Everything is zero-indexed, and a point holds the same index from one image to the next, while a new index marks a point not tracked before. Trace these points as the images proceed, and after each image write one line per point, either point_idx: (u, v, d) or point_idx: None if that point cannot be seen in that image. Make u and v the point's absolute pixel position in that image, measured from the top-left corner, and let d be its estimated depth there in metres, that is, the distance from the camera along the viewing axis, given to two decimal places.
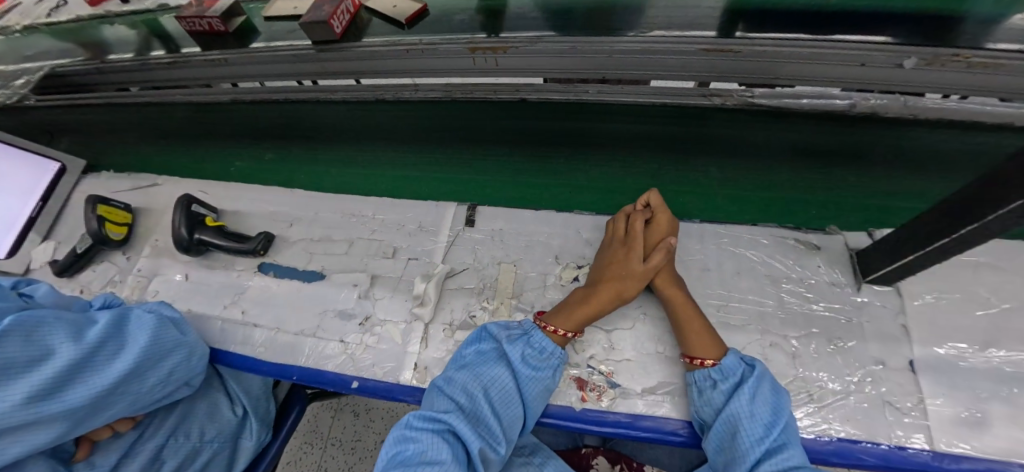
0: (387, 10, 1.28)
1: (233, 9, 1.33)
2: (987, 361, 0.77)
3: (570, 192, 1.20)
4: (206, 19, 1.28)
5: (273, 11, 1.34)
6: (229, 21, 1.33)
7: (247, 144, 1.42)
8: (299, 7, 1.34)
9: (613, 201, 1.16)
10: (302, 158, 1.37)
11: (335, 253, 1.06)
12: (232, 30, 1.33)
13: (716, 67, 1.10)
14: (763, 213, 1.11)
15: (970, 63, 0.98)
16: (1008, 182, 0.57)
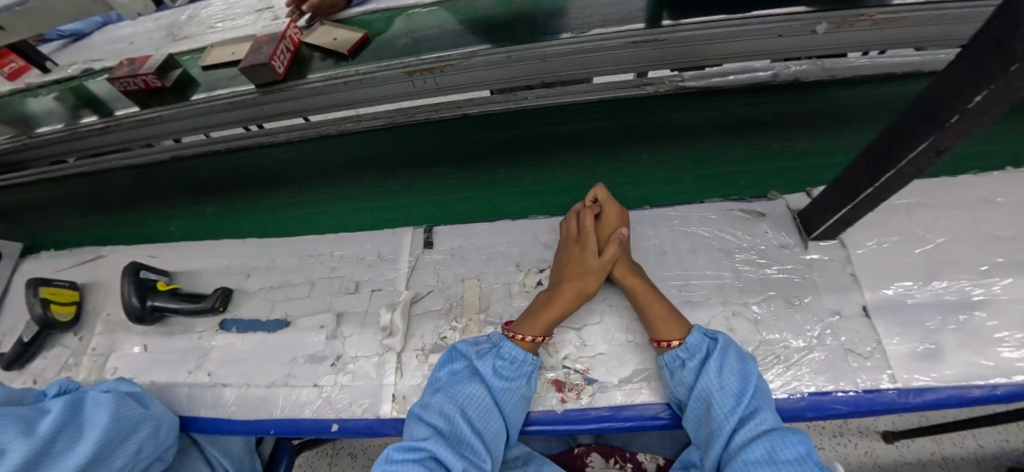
0: (328, 43, 1.22)
1: (168, 62, 1.18)
2: (931, 294, 0.81)
3: (516, 197, 1.24)
4: (140, 76, 1.12)
5: (210, 59, 1.24)
6: (165, 75, 1.18)
7: (198, 197, 1.39)
8: (236, 51, 1.25)
9: (558, 202, 1.21)
10: (252, 206, 1.35)
11: (296, 297, 1.01)
12: (170, 85, 1.18)
13: (644, 57, 1.11)
14: (697, 192, 1.18)
15: (876, 20, 1.03)
16: (913, 128, 0.60)
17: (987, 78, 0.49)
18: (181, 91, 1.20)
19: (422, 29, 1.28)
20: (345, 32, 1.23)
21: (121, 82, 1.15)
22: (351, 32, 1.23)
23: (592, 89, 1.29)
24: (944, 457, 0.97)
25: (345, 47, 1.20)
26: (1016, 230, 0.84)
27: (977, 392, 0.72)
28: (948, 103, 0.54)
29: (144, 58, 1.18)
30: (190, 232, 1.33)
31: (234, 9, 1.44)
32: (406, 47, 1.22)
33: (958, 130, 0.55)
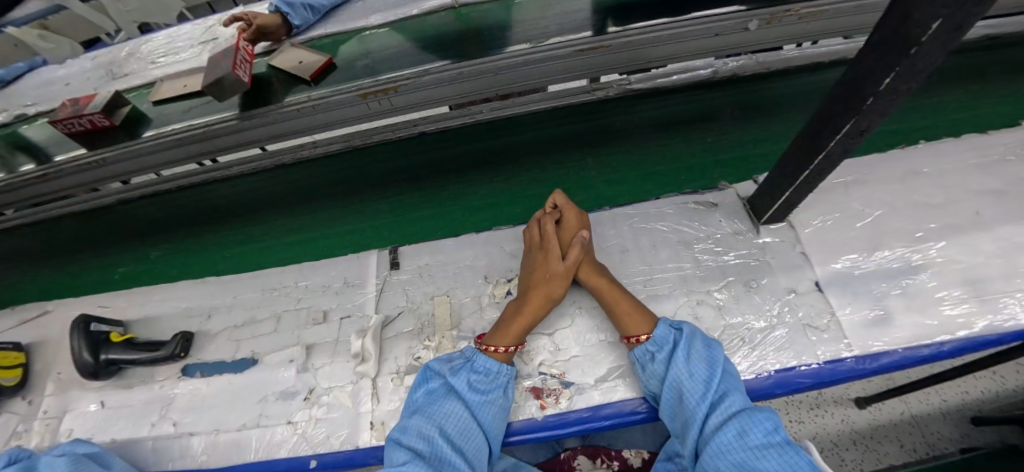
0: (293, 68, 1.17)
1: (115, 100, 1.14)
2: (876, 264, 0.86)
3: (466, 213, 1.26)
4: (87, 116, 1.07)
5: (161, 94, 1.21)
6: (113, 113, 1.13)
7: (150, 239, 1.34)
8: (190, 84, 1.22)
9: (510, 211, 1.24)
10: (210, 243, 1.31)
11: (262, 333, 0.98)
12: (119, 123, 1.14)
13: (590, 65, 1.14)
14: (638, 190, 1.24)
15: (801, 14, 1.10)
16: (834, 111, 0.64)
17: (892, 61, 0.53)
18: (132, 129, 1.15)
19: (378, 50, 1.28)
20: (310, 57, 1.19)
21: (66, 123, 1.10)
22: (316, 55, 1.19)
23: (544, 98, 1.33)
24: (913, 416, 1.02)
25: (307, 72, 1.16)
26: (943, 197, 0.91)
27: (926, 351, 0.77)
28: (862, 87, 0.58)
29: (88, 97, 1.13)
30: (143, 273, 1.29)
31: (176, 43, 1.40)
32: (367, 69, 1.22)
33: (874, 110, 0.60)
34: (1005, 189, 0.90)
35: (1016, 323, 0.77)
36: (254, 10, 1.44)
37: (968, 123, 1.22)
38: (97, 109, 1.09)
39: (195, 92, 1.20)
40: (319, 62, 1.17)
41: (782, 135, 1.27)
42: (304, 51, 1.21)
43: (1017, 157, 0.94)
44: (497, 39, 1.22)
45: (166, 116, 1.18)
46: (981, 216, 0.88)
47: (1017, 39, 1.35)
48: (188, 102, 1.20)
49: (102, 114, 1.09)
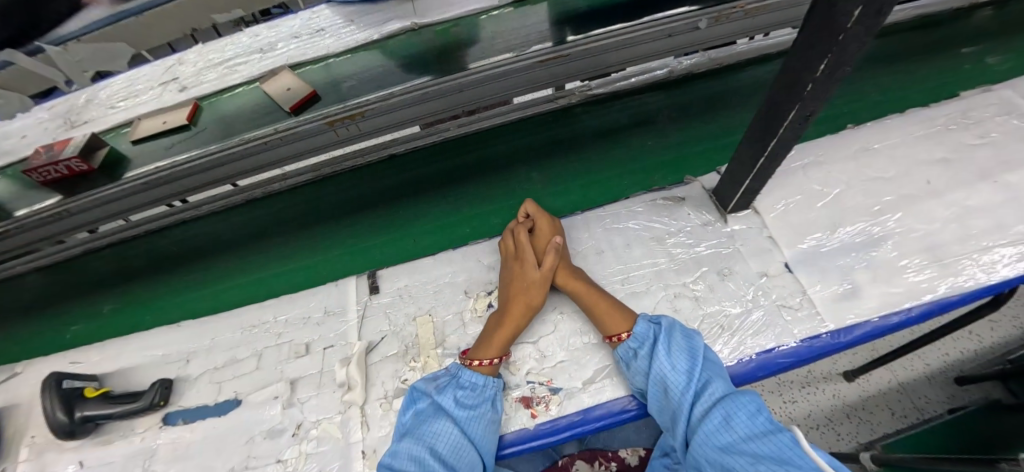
0: (282, 94, 1.22)
1: (92, 144, 1.14)
2: (840, 240, 0.88)
3: (418, 235, 1.26)
4: (63, 161, 1.07)
5: (141, 132, 1.23)
6: (91, 157, 1.13)
7: (112, 288, 1.29)
8: (168, 120, 1.24)
9: (461, 231, 1.24)
10: (180, 286, 1.27)
11: (245, 372, 0.96)
12: (97, 166, 1.13)
13: (553, 74, 1.15)
14: (584, 199, 1.26)
15: (746, 10, 1.15)
16: (779, 101, 0.67)
17: (824, 48, 0.56)
18: (111, 170, 1.15)
19: (358, 72, 1.31)
20: (297, 83, 1.23)
21: (41, 171, 1.09)
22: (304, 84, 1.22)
23: (515, 108, 1.36)
24: (900, 383, 1.04)
25: (290, 103, 1.19)
26: (894, 170, 0.95)
27: (895, 319, 0.80)
28: (801, 75, 0.61)
29: (63, 143, 1.13)
30: (100, 327, 1.23)
31: (135, 86, 1.38)
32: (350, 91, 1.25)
33: (814, 96, 0.62)
34: (949, 157, 0.95)
35: (976, 282, 0.81)
36: (213, 47, 1.44)
37: (909, 98, 1.28)
38: (73, 154, 1.09)
39: (176, 128, 1.23)
40: (302, 94, 1.20)
41: (727, 131, 1.31)
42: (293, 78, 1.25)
43: (959, 125, 0.99)
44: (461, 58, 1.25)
45: (146, 154, 1.20)
46: (932, 184, 0.92)
47: (941, 17, 1.43)
48: (167, 138, 1.22)
49: (78, 158, 1.08)
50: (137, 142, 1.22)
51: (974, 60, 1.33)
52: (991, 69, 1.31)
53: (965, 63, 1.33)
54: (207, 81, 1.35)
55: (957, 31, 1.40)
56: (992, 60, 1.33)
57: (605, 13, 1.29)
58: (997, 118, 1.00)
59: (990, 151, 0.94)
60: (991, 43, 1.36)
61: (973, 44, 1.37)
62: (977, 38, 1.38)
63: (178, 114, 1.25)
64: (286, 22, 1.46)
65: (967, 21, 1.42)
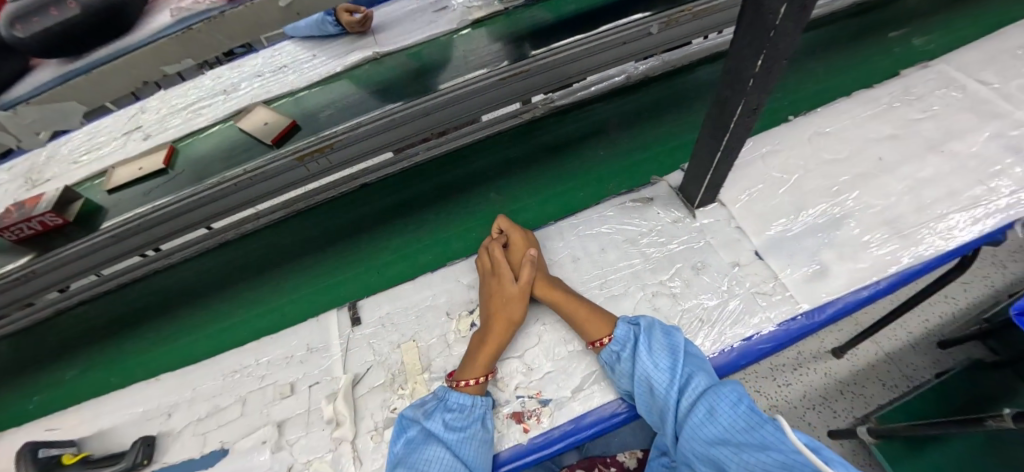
0: (261, 129, 1.20)
1: (66, 196, 1.05)
2: (805, 223, 0.91)
3: (383, 266, 1.23)
4: (37, 216, 0.96)
5: (115, 180, 1.15)
6: (66, 210, 1.04)
7: (79, 350, 1.21)
8: (144, 166, 1.17)
9: (421, 259, 1.22)
10: (149, 341, 1.20)
11: (230, 420, 0.93)
12: (73, 219, 1.04)
13: (517, 90, 1.17)
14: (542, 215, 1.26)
15: (694, 13, 1.19)
16: (727, 97, 0.69)
17: (758, 45, 0.59)
18: (88, 222, 1.06)
19: (324, 104, 1.31)
20: (275, 116, 1.22)
21: (12, 229, 0.97)
22: (281, 117, 1.21)
23: (484, 126, 1.38)
24: (887, 354, 1.06)
25: (272, 136, 1.17)
26: (846, 150, 0.99)
27: (866, 293, 0.82)
28: (741, 71, 0.63)
29: (33, 199, 1.02)
30: (64, 395, 1.14)
31: (97, 139, 1.37)
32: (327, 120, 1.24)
33: (757, 90, 0.65)
34: (896, 133, 0.99)
35: (937, 249, 0.84)
36: (176, 93, 1.46)
37: (852, 82, 1.33)
38: (48, 208, 0.98)
39: (153, 173, 1.16)
40: (283, 125, 1.19)
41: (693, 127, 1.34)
42: (270, 113, 1.24)
43: (902, 102, 1.04)
44: (430, 81, 1.26)
45: (124, 202, 1.11)
46: (884, 161, 0.96)
47: (869, 5, 1.51)
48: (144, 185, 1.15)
49: (53, 211, 0.99)
50: (111, 192, 1.14)
51: (901, 43, 1.40)
52: (919, 49, 1.37)
53: (893, 47, 1.39)
54: (172, 127, 1.36)
55: (884, 17, 1.47)
56: (919, 41, 1.39)
57: (560, 26, 1.32)
58: (936, 92, 1.05)
59: (933, 124, 0.99)
60: (915, 25, 1.43)
61: (898, 28, 1.43)
62: (902, 21, 1.45)
63: (153, 159, 1.18)
64: (247, 62, 1.53)
65: (892, 7, 1.49)
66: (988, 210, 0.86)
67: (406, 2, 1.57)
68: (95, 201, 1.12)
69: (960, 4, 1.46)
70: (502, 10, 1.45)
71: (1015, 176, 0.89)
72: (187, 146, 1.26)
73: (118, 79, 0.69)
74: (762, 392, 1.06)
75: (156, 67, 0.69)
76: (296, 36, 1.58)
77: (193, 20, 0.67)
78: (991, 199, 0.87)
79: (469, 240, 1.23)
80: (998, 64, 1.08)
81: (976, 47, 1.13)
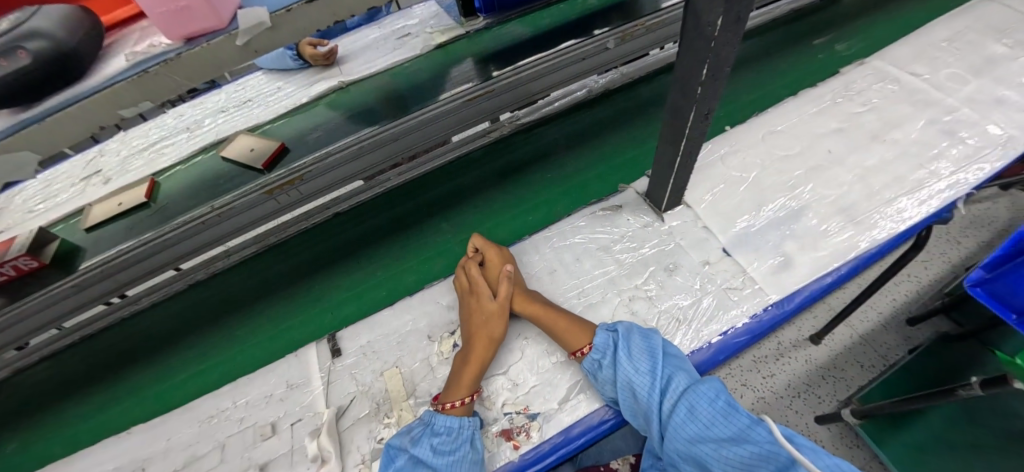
0: (245, 155, 1.17)
1: (40, 238, 1.01)
2: (767, 218, 0.95)
3: (335, 305, 1.21)
4: (10, 260, 0.93)
5: (94, 218, 1.10)
6: (41, 252, 1.00)
7: (36, 413, 1.13)
8: (124, 201, 1.13)
9: (376, 294, 1.21)
10: (109, 399, 1.13)
11: (208, 468, 0.89)
12: (49, 261, 1.00)
13: (483, 109, 1.18)
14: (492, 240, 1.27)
15: (646, 27, 1.25)
16: (680, 104, 0.72)
17: (702, 55, 0.62)
18: (66, 264, 1.01)
19: (293, 132, 1.30)
20: (261, 141, 1.19)
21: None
22: (270, 141, 1.19)
23: (457, 145, 1.41)
24: (861, 337, 1.10)
25: (261, 161, 1.15)
26: (798, 145, 1.04)
27: (829, 279, 0.86)
28: (690, 80, 0.67)
29: (6, 244, 0.99)
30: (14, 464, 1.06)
31: (53, 186, 1.32)
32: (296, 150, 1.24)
33: (707, 96, 0.68)
34: (842, 126, 1.05)
35: (890, 232, 0.88)
36: (137, 134, 1.44)
37: (795, 83, 1.41)
38: (21, 251, 0.95)
39: (135, 207, 1.13)
40: (270, 150, 1.16)
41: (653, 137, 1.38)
42: (255, 138, 1.21)
43: (844, 98, 1.11)
44: (403, 106, 1.27)
45: (104, 239, 1.07)
46: (833, 153, 1.01)
47: (801, 12, 1.60)
48: (123, 221, 1.10)
49: (27, 255, 0.95)
50: (89, 231, 1.09)
51: (825, 50, 1.49)
52: (841, 55, 1.47)
53: (818, 54, 1.48)
54: (133, 170, 1.33)
55: (812, 24, 1.57)
56: (841, 47, 1.49)
57: (520, 46, 1.36)
58: (874, 86, 1.12)
59: (874, 116, 1.06)
60: (838, 32, 1.53)
61: (822, 36, 1.53)
62: (825, 28, 1.55)
63: (133, 194, 1.15)
64: (210, 98, 1.51)
65: (818, 15, 1.59)
66: (932, 192, 0.92)
67: (366, 31, 1.58)
68: (73, 240, 1.08)
69: (876, 10, 1.57)
70: (464, 33, 1.46)
71: (951, 158, 0.96)
72: (168, 179, 1.24)
73: (73, 125, 0.68)
74: (748, 385, 1.08)
75: (113, 110, 0.68)
76: (263, 68, 1.58)
77: (152, 63, 0.67)
78: (932, 181, 0.93)
79: (423, 273, 1.24)
80: (925, 57, 1.16)
81: (903, 43, 1.22)
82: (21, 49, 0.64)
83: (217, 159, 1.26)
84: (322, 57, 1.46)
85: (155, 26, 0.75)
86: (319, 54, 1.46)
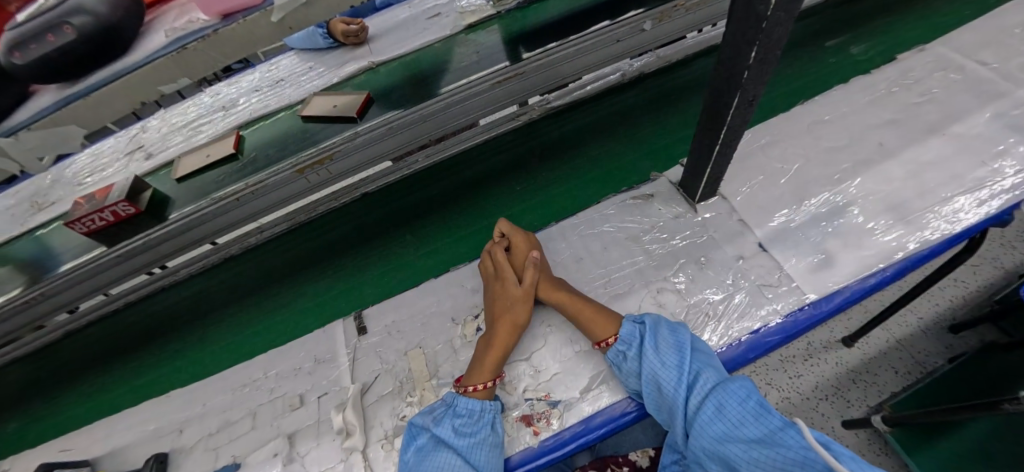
0: (329, 112, 1.21)
1: (135, 186, 1.06)
2: (808, 213, 0.90)
3: (297, 316, 1.23)
4: (111, 206, 0.97)
5: (184, 169, 1.17)
6: (136, 200, 1.04)
7: (88, 374, 1.23)
8: (212, 153, 1.20)
9: (341, 304, 1.23)
10: (156, 363, 1.21)
11: (240, 434, 0.93)
12: (144, 208, 1.04)
13: (513, 92, 1.16)
14: (452, 255, 1.26)
15: (687, 7, 1.19)
16: (722, 90, 0.69)
17: (752, 37, 0.58)
18: (158, 212, 1.08)
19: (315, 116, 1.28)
20: (343, 98, 1.22)
21: (85, 220, 0.99)
22: (353, 97, 1.22)
23: (487, 128, 1.40)
24: (898, 341, 1.05)
25: (351, 110, 1.18)
26: (846, 137, 0.98)
27: (873, 280, 0.82)
28: (736, 63, 0.63)
29: (105, 189, 1.04)
30: (76, 420, 1.15)
31: (101, 159, 1.39)
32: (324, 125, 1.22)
33: (752, 81, 0.64)
34: (896, 118, 0.99)
35: (943, 233, 0.83)
36: (176, 111, 1.48)
37: (842, 74, 1.35)
38: (120, 198, 0.99)
39: (222, 159, 1.18)
40: (358, 101, 1.20)
41: (634, 149, 1.33)
42: (336, 96, 1.24)
43: (900, 87, 1.04)
44: (430, 84, 1.24)
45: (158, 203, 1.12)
46: (885, 146, 0.95)
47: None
48: (211, 173, 1.17)
49: (126, 201, 0.99)
50: (180, 181, 1.17)
51: (836, 53, 1.41)
52: (855, 59, 1.38)
53: (843, 52, 1.41)
54: (173, 145, 1.37)
55: (860, 12, 1.50)
56: (856, 50, 1.40)
57: (552, 27, 1.33)
58: (934, 75, 1.05)
59: (933, 107, 0.99)
60: (877, 24, 1.45)
61: (860, 27, 1.45)
62: (840, 29, 1.47)
63: (221, 147, 1.21)
64: (245, 77, 1.54)
65: (851, 8, 1.51)
66: (993, 191, 0.86)
67: (398, 11, 1.58)
68: (162, 190, 1.16)
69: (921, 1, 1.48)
70: (496, 13, 1.44)
71: (1018, 155, 0.88)
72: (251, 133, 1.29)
73: (115, 100, 0.70)
74: (773, 384, 1.05)
75: (153, 87, 0.70)
76: (295, 48, 1.60)
77: (189, 40, 0.68)
78: (995, 180, 0.87)
79: (383, 286, 1.24)
80: (994, 43, 1.08)
81: (968, 29, 1.13)
82: (66, 25, 0.64)
83: (287, 122, 1.29)
84: (351, 35, 1.47)
85: (192, 3, 0.76)
86: (346, 31, 1.46)
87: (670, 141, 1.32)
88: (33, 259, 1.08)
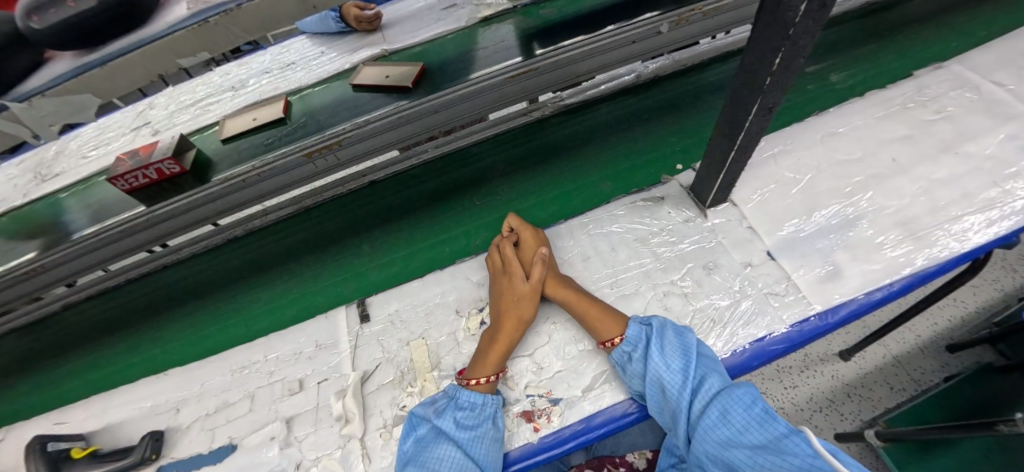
0: (382, 82, 1.20)
1: (181, 145, 1.05)
2: (818, 224, 0.91)
3: (282, 305, 1.19)
4: (157, 163, 0.97)
5: (229, 131, 1.17)
6: (182, 159, 1.04)
7: (75, 350, 1.20)
8: (259, 117, 1.18)
9: (301, 307, 1.17)
10: (143, 341, 1.18)
11: (236, 417, 0.92)
12: (190, 168, 1.04)
13: (526, 88, 1.15)
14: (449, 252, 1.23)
15: (705, 11, 1.19)
16: (742, 96, 0.68)
17: (777, 44, 0.58)
18: (202, 173, 1.06)
19: (321, 104, 1.26)
20: (396, 70, 1.21)
21: (128, 177, 0.99)
22: (402, 70, 1.21)
23: (496, 123, 1.40)
24: (895, 358, 1.05)
25: (406, 80, 1.18)
26: (859, 151, 0.99)
27: (880, 294, 0.82)
28: (759, 70, 0.63)
29: (148, 147, 1.03)
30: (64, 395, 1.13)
31: (106, 133, 1.38)
32: (337, 109, 1.22)
33: (774, 88, 0.64)
34: (910, 134, 0.99)
35: (952, 251, 0.83)
36: (184, 89, 1.47)
37: (858, 87, 1.34)
38: (165, 155, 0.99)
39: (270, 123, 1.17)
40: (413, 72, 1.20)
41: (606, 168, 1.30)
42: (386, 67, 1.24)
43: (915, 103, 1.04)
44: (443, 76, 1.23)
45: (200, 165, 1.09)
46: (897, 162, 0.95)
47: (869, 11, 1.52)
48: (261, 135, 1.16)
49: (172, 160, 0.99)
50: (226, 143, 1.17)
51: (840, 69, 1.40)
52: (843, 83, 1.36)
53: (859, 65, 1.40)
54: (179, 123, 1.36)
55: (879, 24, 1.49)
56: (870, 64, 1.39)
57: (568, 24, 1.32)
58: (950, 93, 1.05)
59: (947, 125, 0.99)
60: (895, 37, 1.44)
61: (879, 41, 1.44)
62: (848, 45, 1.45)
63: (268, 110, 1.19)
64: (255, 59, 1.52)
65: (871, 20, 1.50)
66: (1003, 212, 0.86)
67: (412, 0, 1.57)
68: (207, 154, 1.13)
69: (942, 16, 1.47)
70: (512, 8, 1.43)
71: None
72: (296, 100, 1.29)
73: (135, 71, 0.71)
74: (769, 394, 1.05)
75: (172, 59, 0.71)
76: (307, 32, 1.59)
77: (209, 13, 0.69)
78: (1006, 201, 0.87)
79: (335, 295, 1.18)
80: (1011, 65, 1.08)
81: (986, 49, 1.13)
82: None
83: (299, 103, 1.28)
84: (363, 20, 1.47)
85: None
86: (359, 17, 1.46)
87: (659, 154, 1.29)
88: (38, 229, 1.08)
